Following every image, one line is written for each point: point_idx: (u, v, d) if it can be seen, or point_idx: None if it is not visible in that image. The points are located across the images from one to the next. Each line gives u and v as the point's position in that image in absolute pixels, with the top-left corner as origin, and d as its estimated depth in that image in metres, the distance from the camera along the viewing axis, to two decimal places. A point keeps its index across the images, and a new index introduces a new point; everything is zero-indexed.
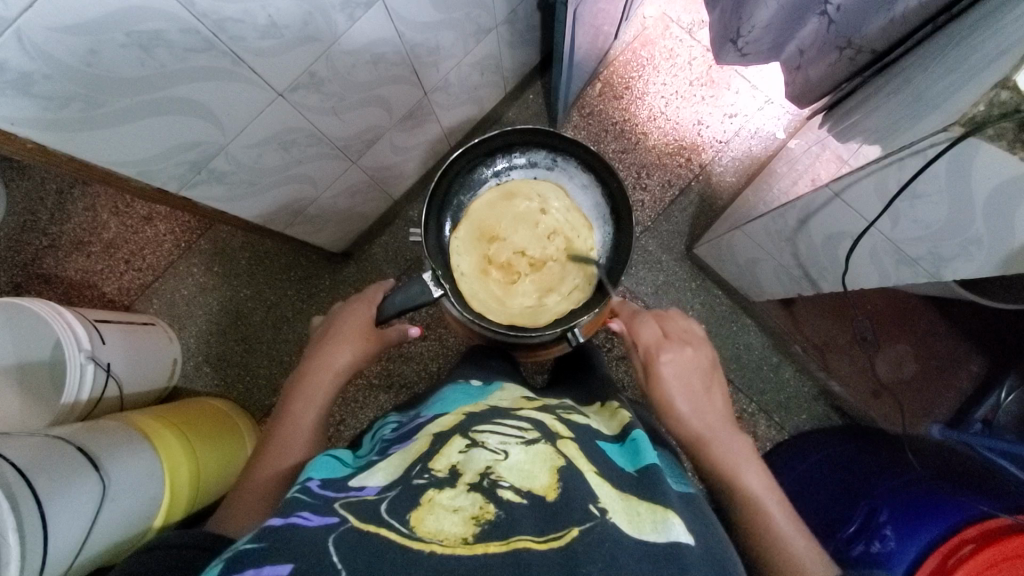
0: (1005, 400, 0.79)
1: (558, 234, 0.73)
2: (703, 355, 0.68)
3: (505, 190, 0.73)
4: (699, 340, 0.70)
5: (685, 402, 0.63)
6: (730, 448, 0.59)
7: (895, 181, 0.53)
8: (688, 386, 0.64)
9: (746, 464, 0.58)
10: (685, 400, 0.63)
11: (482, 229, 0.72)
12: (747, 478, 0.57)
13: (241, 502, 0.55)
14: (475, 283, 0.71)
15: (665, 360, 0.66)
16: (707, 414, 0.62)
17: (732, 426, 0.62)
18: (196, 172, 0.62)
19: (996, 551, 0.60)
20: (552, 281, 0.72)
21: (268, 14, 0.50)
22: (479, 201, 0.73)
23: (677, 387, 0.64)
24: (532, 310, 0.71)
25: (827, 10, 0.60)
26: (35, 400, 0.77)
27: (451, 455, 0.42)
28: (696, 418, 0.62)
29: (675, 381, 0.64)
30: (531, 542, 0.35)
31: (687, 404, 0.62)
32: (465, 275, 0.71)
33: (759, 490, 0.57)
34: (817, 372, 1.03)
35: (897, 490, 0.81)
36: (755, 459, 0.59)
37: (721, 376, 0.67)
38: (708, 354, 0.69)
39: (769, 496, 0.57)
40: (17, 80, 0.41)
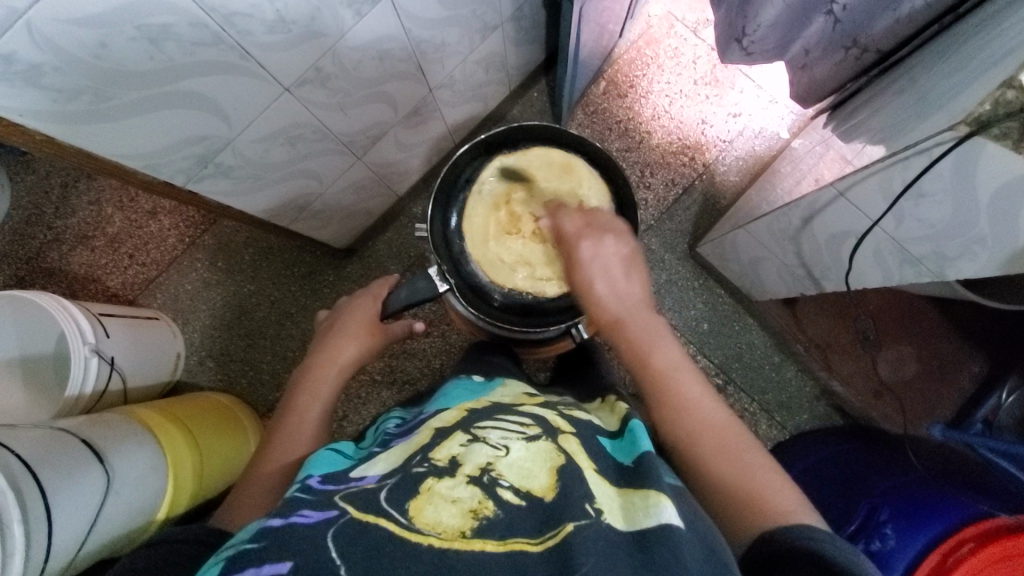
0: (1005, 401, 0.84)
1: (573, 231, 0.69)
2: (624, 240, 0.62)
3: (529, 160, 0.71)
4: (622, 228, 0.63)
5: (602, 285, 0.58)
6: (643, 328, 0.55)
7: (899, 181, 0.53)
8: (606, 270, 0.59)
9: (661, 339, 0.54)
10: (604, 281, 0.59)
11: (496, 192, 0.71)
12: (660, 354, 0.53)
13: (243, 496, 0.56)
14: (475, 245, 0.70)
15: (583, 245, 0.61)
16: (628, 294, 0.58)
17: (649, 307, 0.58)
18: (203, 166, 0.62)
19: (992, 550, 0.61)
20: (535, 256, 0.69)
21: (277, 8, 0.50)
22: (547, 151, 0.72)
23: (596, 269, 0.59)
24: (498, 265, 0.69)
25: (833, 9, 0.60)
26: (40, 393, 0.78)
27: (452, 447, 0.42)
28: (614, 299, 0.58)
29: (593, 265, 0.59)
30: (528, 544, 0.35)
31: (603, 287, 0.58)
32: (470, 234, 0.71)
33: (671, 362, 0.53)
34: (818, 372, 1.02)
35: (894, 490, 0.80)
36: (668, 336, 0.55)
37: (643, 263, 0.61)
38: (630, 241, 0.62)
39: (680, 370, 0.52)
40: (27, 71, 0.42)
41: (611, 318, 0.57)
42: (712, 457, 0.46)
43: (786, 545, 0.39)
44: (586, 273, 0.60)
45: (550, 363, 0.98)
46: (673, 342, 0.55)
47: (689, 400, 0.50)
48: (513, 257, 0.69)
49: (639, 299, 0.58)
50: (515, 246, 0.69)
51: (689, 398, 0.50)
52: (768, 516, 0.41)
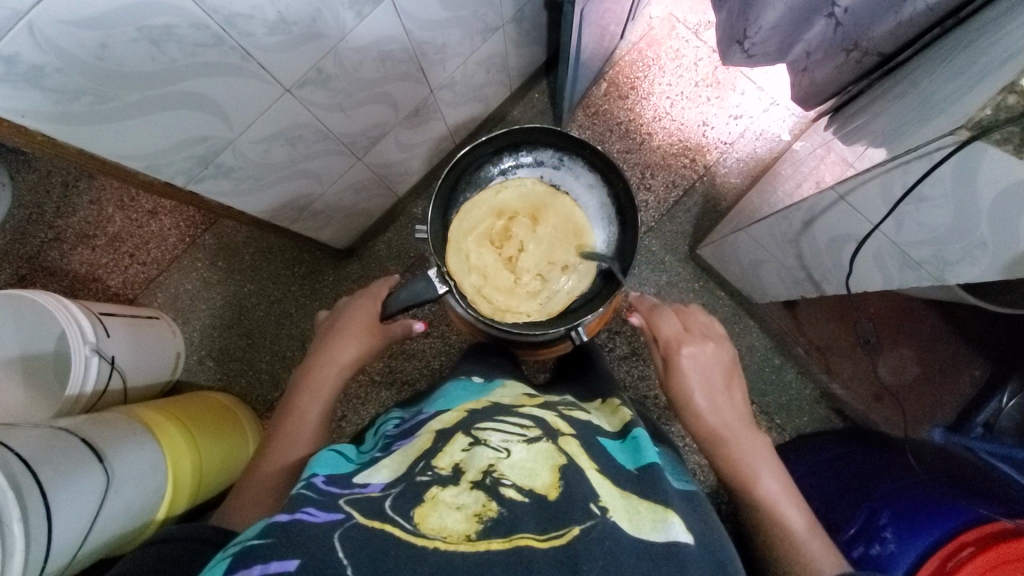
0: (1005, 406, 0.84)
1: (535, 285, 0.72)
2: (721, 350, 0.69)
3: (546, 204, 0.73)
4: (720, 338, 0.70)
5: (702, 397, 0.64)
6: (744, 449, 0.61)
7: (900, 185, 0.53)
8: (708, 382, 0.65)
9: (763, 464, 0.60)
10: (703, 397, 0.65)
11: (504, 207, 0.72)
12: (763, 479, 0.59)
13: (244, 496, 0.56)
14: (454, 240, 0.71)
15: (686, 355, 0.67)
16: (724, 410, 0.64)
17: (744, 423, 0.64)
18: (203, 167, 0.62)
19: (990, 556, 0.60)
20: (492, 277, 0.71)
21: (278, 10, 0.50)
22: (569, 207, 0.73)
23: (694, 382, 0.65)
24: (467, 257, 0.71)
25: (835, 11, 0.60)
26: (41, 392, 0.78)
27: (453, 453, 0.42)
28: (713, 414, 0.63)
29: (695, 377, 0.66)
30: (533, 539, 0.35)
31: (704, 398, 0.64)
32: (457, 229, 0.72)
33: (774, 490, 0.59)
34: (818, 374, 1.00)
35: (897, 493, 0.80)
36: (767, 459, 0.61)
37: (736, 371, 0.69)
38: (727, 350, 0.69)
39: (784, 498, 0.59)
40: (29, 72, 0.42)
41: (710, 431, 0.63)
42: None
43: None
44: (689, 378, 0.66)
45: (550, 365, 0.98)
46: (774, 468, 0.61)
47: (796, 532, 0.56)
48: (470, 268, 0.71)
49: (738, 418, 0.64)
50: (481, 259, 0.71)
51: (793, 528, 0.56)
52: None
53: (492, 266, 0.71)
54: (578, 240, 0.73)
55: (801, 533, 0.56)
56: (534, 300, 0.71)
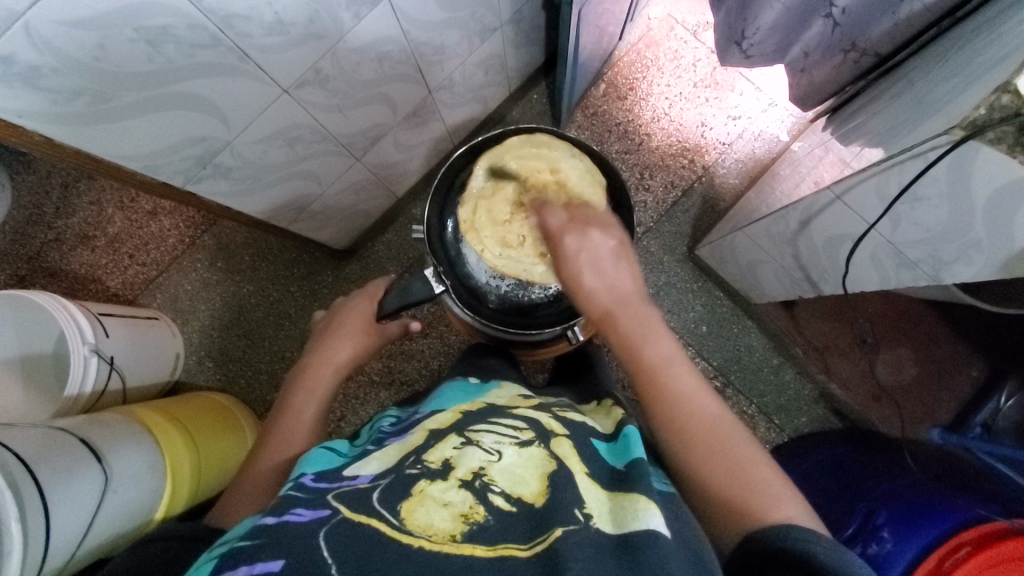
0: (1004, 405, 0.83)
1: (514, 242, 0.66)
2: (609, 228, 0.56)
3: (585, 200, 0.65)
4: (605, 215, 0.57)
5: (590, 275, 0.52)
6: (631, 321, 0.50)
7: (896, 185, 0.53)
8: (592, 257, 0.53)
9: (649, 333, 0.49)
10: (591, 270, 0.53)
11: (543, 173, 0.66)
12: (652, 347, 0.49)
13: (238, 495, 0.56)
14: (479, 177, 0.69)
15: (568, 237, 0.54)
16: (617, 281, 0.53)
17: (637, 293, 0.52)
18: (201, 167, 0.62)
19: (986, 556, 0.60)
20: (494, 207, 0.67)
21: (275, 11, 0.50)
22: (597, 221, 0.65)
23: (583, 259, 0.53)
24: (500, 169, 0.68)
25: (832, 12, 0.60)
26: (40, 392, 0.78)
27: (445, 449, 0.42)
28: (603, 289, 0.52)
29: (580, 257, 0.53)
30: (516, 549, 0.35)
31: (590, 275, 0.52)
32: (488, 170, 0.68)
33: (666, 358, 0.48)
34: (816, 376, 1.01)
35: (893, 494, 0.80)
36: (659, 326, 0.50)
37: (631, 247, 0.56)
38: (615, 229, 0.56)
39: (676, 363, 0.48)
40: (26, 72, 0.42)
41: (599, 310, 0.52)
42: (706, 460, 0.44)
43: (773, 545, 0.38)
44: (572, 261, 0.53)
45: (548, 365, 0.98)
46: (666, 331, 0.50)
47: (687, 401, 0.46)
48: (470, 215, 0.68)
49: (630, 288, 0.52)
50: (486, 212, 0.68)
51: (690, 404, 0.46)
52: (769, 524, 0.40)
53: (491, 227, 0.67)
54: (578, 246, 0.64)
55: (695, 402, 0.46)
56: (515, 270, 0.66)
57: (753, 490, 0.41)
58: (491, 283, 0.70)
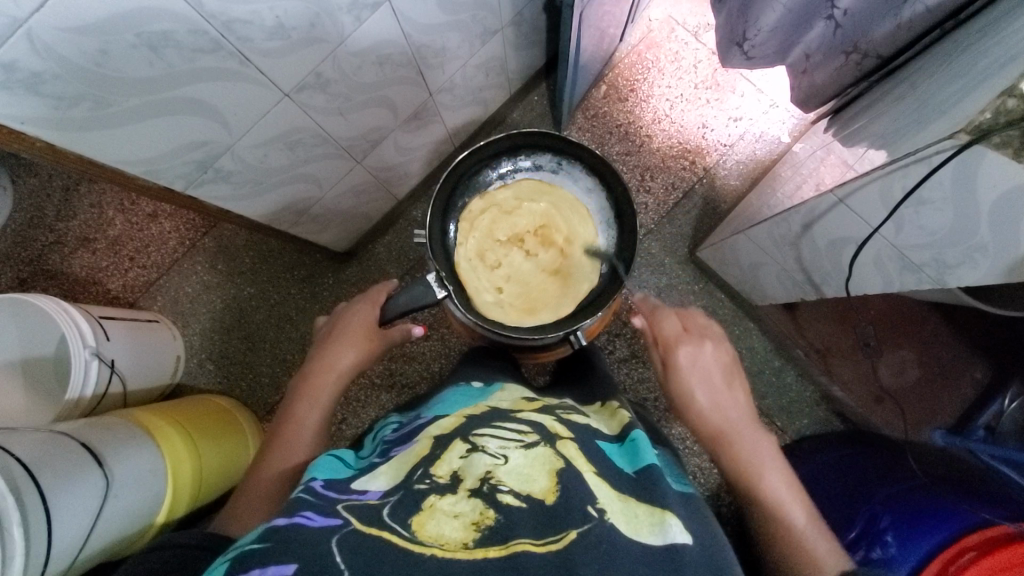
0: (1008, 408, 0.80)
1: (489, 253, 0.72)
2: (722, 349, 0.68)
3: (569, 279, 0.72)
4: (718, 336, 0.69)
5: (704, 395, 0.64)
6: (748, 447, 0.60)
7: (900, 188, 0.53)
8: (707, 379, 0.65)
9: (766, 464, 0.59)
10: (706, 397, 0.64)
11: (559, 236, 0.72)
12: (769, 479, 0.58)
13: (244, 502, 0.56)
14: (514, 185, 0.73)
15: (682, 352, 0.67)
16: (728, 408, 0.63)
17: (750, 421, 0.63)
18: (202, 172, 0.62)
19: (998, 558, 0.59)
20: (504, 211, 0.72)
21: (276, 15, 0.50)
22: (560, 302, 0.71)
23: (695, 379, 0.65)
24: (530, 196, 0.73)
25: (834, 13, 0.60)
26: (40, 395, 0.78)
27: (451, 461, 0.42)
28: (715, 414, 0.63)
29: (694, 375, 0.65)
30: (531, 546, 0.35)
31: (707, 397, 0.64)
32: (523, 189, 0.73)
33: (780, 491, 0.58)
34: (817, 377, 1.03)
35: (896, 497, 0.81)
36: (773, 459, 0.60)
37: (739, 369, 0.68)
38: (727, 349, 0.68)
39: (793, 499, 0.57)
40: (29, 79, 0.42)
41: (713, 431, 0.62)
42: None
43: None
44: (688, 379, 0.65)
45: (550, 367, 0.98)
46: (780, 467, 0.60)
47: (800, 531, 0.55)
48: (479, 210, 0.72)
49: (744, 420, 0.62)
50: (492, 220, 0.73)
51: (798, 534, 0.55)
52: None
53: (482, 235, 0.72)
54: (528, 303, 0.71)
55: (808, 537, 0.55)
56: (478, 280, 0.71)
57: None
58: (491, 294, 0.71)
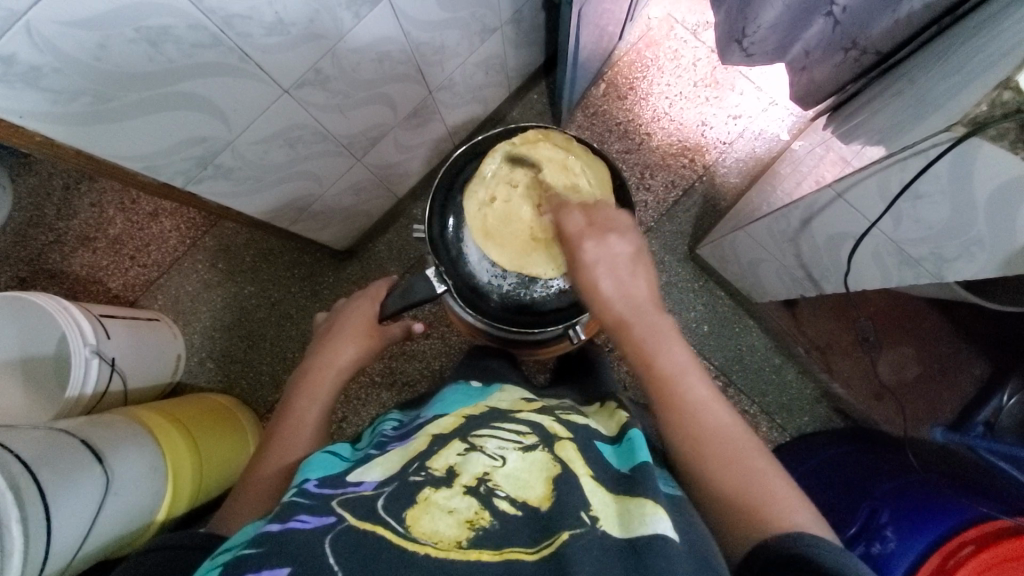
0: (1006, 404, 0.81)
1: (517, 169, 0.65)
2: (630, 236, 0.57)
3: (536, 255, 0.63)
4: (628, 221, 0.58)
5: (609, 283, 0.55)
6: (650, 327, 0.52)
7: (897, 183, 0.53)
8: (614, 267, 0.55)
9: (666, 340, 0.51)
10: (608, 281, 0.54)
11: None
12: (668, 354, 0.50)
13: (242, 498, 0.56)
14: (590, 162, 0.67)
15: (588, 244, 0.56)
16: (635, 291, 0.54)
17: (655, 305, 0.54)
18: (202, 168, 0.62)
19: (994, 552, 0.60)
20: (564, 163, 0.65)
21: (275, 10, 0.50)
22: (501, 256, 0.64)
23: (601, 269, 0.55)
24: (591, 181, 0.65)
25: (833, 10, 0.60)
26: (41, 393, 0.78)
27: (449, 457, 0.42)
28: (619, 299, 0.54)
29: (599, 266, 0.55)
30: (523, 554, 0.35)
31: (611, 283, 0.54)
32: (593, 177, 0.66)
33: (683, 365, 0.50)
34: (817, 373, 1.02)
35: (895, 493, 0.80)
36: (674, 334, 0.52)
37: (649, 255, 0.57)
38: (636, 236, 0.58)
39: (691, 369, 0.50)
40: (27, 73, 0.42)
41: (615, 317, 0.54)
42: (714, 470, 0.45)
43: (782, 551, 0.39)
44: (591, 267, 0.55)
45: (550, 365, 0.98)
46: (679, 341, 0.52)
47: (699, 401, 0.48)
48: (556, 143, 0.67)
49: (646, 298, 0.54)
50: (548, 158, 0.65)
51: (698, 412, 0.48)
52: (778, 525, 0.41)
53: (530, 153, 0.66)
54: (483, 228, 0.65)
55: (709, 407, 0.48)
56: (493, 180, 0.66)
57: (774, 505, 0.42)
58: (494, 282, 0.68)
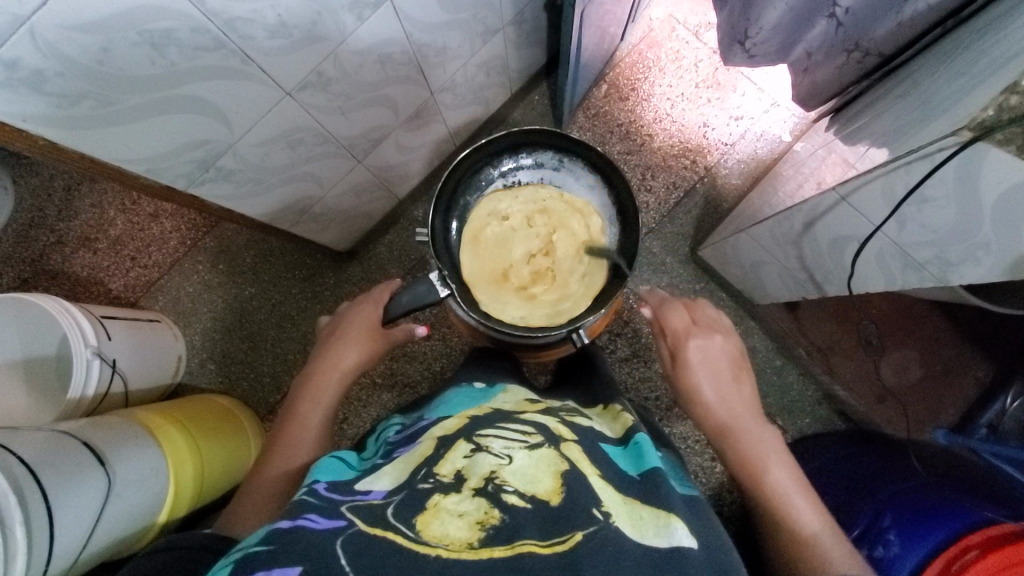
0: (1009, 406, 0.84)
1: (536, 217, 0.72)
2: (728, 344, 0.68)
3: (496, 289, 0.70)
4: (726, 329, 0.70)
5: (711, 390, 0.64)
6: (754, 439, 0.60)
7: (902, 186, 0.53)
8: (715, 374, 0.65)
9: (770, 454, 0.59)
10: (709, 389, 0.64)
11: (540, 291, 0.70)
12: (773, 469, 0.58)
13: (247, 501, 0.56)
14: (598, 264, 0.71)
15: (692, 347, 0.67)
16: (734, 401, 0.64)
17: (756, 417, 0.63)
18: (204, 171, 0.62)
19: (997, 559, 0.59)
20: (575, 245, 0.72)
21: (278, 13, 0.50)
22: (468, 265, 0.71)
23: (703, 375, 0.65)
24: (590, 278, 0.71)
25: (836, 12, 0.60)
26: (41, 395, 0.78)
27: (455, 460, 0.42)
28: (721, 407, 0.63)
29: (702, 370, 0.65)
30: (536, 546, 0.35)
31: (713, 391, 0.64)
32: (588, 281, 0.71)
33: (786, 483, 0.57)
34: (821, 377, 1.02)
35: (902, 494, 0.80)
36: (778, 451, 0.60)
37: (746, 365, 0.68)
38: (734, 345, 0.68)
39: (796, 489, 0.57)
40: (30, 77, 0.42)
41: (718, 423, 0.63)
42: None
43: None
44: (694, 368, 0.65)
45: (551, 367, 0.98)
46: (783, 459, 0.59)
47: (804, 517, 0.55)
48: (580, 222, 0.72)
49: (746, 410, 0.63)
50: (564, 233, 0.72)
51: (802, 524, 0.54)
52: None
53: (555, 216, 0.72)
54: (472, 231, 0.72)
55: (812, 521, 0.54)
56: (519, 208, 0.72)
57: None
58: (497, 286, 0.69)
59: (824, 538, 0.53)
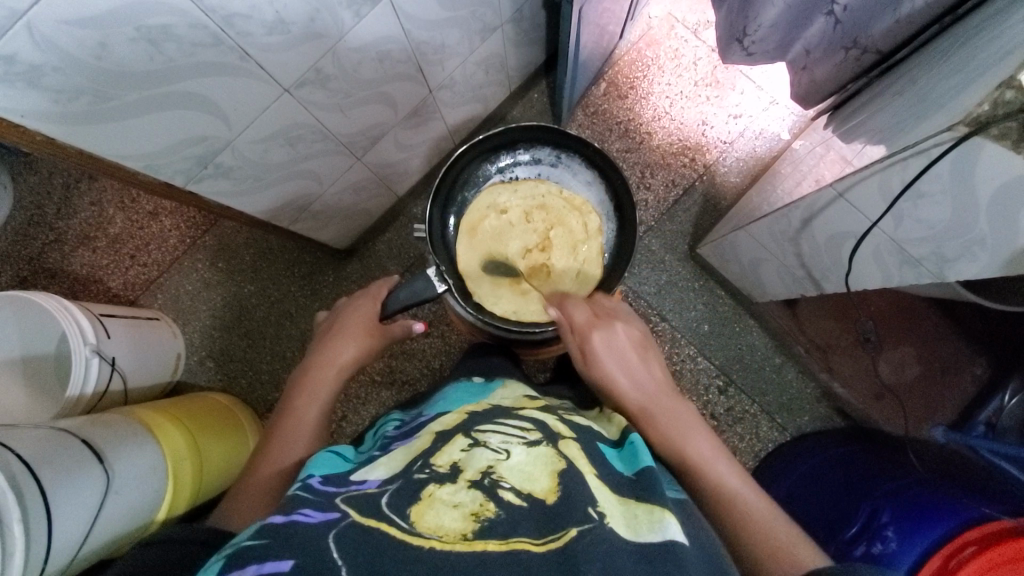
0: (1007, 404, 0.83)
1: (535, 211, 0.73)
2: (634, 327, 0.67)
3: (489, 280, 0.71)
4: (629, 315, 0.69)
5: (620, 374, 0.61)
6: (668, 418, 0.57)
7: (898, 182, 0.53)
8: (621, 358, 0.62)
9: (683, 427, 0.56)
10: (620, 375, 0.61)
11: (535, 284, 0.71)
12: (694, 442, 0.54)
13: (243, 497, 0.56)
14: (592, 261, 0.72)
15: (597, 333, 0.63)
16: (643, 381, 0.61)
17: (668, 395, 0.60)
18: (202, 167, 0.62)
19: (987, 557, 0.59)
20: (572, 240, 0.72)
21: (275, 10, 0.50)
22: (463, 255, 0.71)
23: (610, 361, 0.62)
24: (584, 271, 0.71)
25: (834, 9, 0.60)
26: (41, 392, 0.78)
27: (452, 453, 0.42)
28: (635, 391, 0.60)
29: (608, 355, 0.62)
30: (529, 544, 0.35)
31: (626, 379, 0.61)
32: (583, 276, 0.71)
33: (706, 451, 0.54)
34: (819, 374, 1.03)
35: (896, 493, 0.80)
36: (694, 425, 0.57)
37: (654, 345, 0.66)
38: (640, 328, 0.67)
39: (717, 456, 0.54)
40: (28, 72, 0.42)
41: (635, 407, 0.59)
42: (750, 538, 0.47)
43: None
44: (600, 355, 0.62)
45: (550, 364, 0.98)
46: (699, 429, 0.56)
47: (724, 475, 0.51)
48: (580, 219, 0.72)
49: (659, 391, 0.60)
50: (563, 228, 0.72)
51: (732, 486, 0.51)
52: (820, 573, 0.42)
53: (554, 211, 0.73)
54: (470, 222, 0.72)
55: (733, 479, 0.51)
56: (517, 201, 0.73)
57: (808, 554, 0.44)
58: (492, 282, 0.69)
59: (742, 491, 0.50)
